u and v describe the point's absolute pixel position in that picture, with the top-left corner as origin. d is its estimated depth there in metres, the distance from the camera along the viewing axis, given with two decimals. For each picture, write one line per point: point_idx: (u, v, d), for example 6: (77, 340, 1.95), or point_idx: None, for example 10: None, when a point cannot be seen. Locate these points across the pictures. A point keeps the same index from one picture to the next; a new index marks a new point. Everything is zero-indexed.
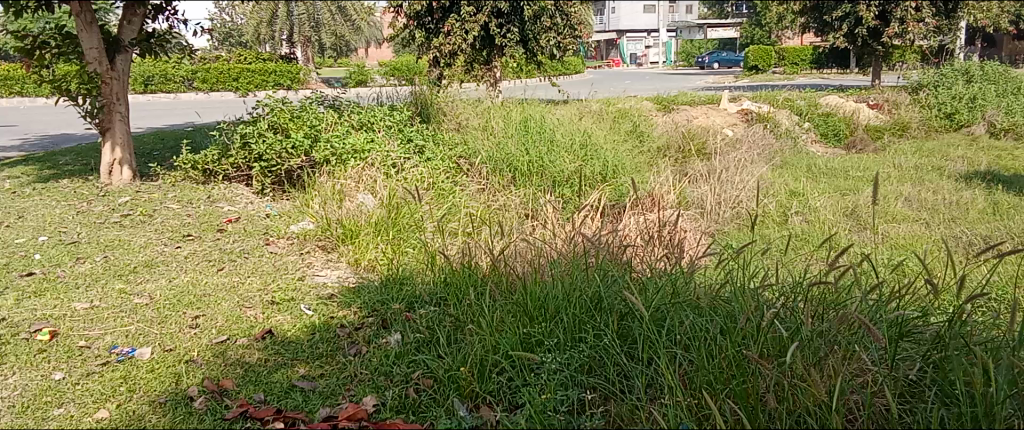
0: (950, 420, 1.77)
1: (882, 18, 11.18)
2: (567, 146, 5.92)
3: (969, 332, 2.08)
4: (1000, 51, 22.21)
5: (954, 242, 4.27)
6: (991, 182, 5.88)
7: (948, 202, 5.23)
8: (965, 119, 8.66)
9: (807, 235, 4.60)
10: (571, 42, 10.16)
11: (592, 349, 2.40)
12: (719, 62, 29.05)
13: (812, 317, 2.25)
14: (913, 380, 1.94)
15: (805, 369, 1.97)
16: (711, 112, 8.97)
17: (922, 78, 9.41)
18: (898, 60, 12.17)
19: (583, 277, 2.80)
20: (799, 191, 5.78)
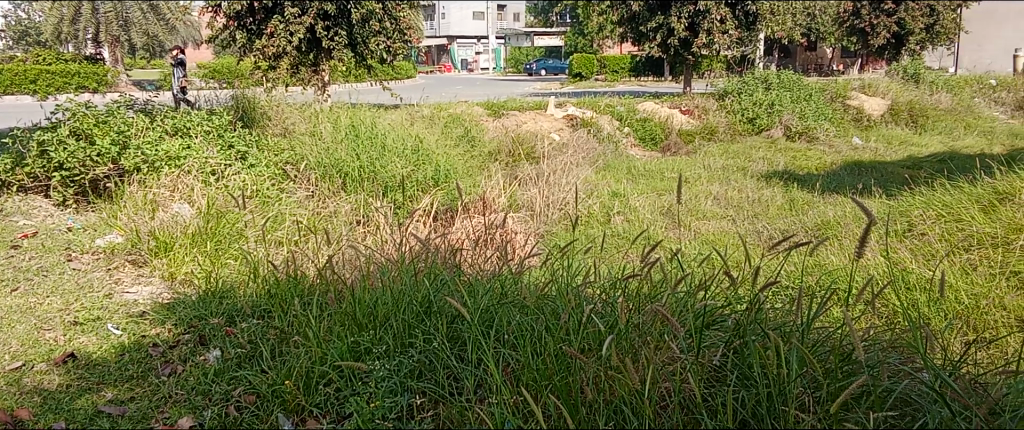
0: (749, 401, 1.91)
1: (691, 29, 11.97)
2: (397, 150, 5.88)
3: (764, 318, 2.26)
4: (795, 61, 24.37)
5: (756, 236, 4.64)
6: (787, 181, 6.43)
7: (751, 200, 5.67)
8: (764, 123, 9.43)
9: (628, 234, 4.82)
10: (401, 47, 10.10)
11: (422, 354, 2.39)
12: (546, 68, 29.95)
13: (629, 311, 2.36)
14: (718, 366, 2.08)
15: (621, 361, 2.06)
16: (538, 117, 9.23)
17: (727, 86, 10.16)
18: (707, 69, 13.07)
19: (412, 282, 2.78)
20: (620, 192, 6.06)
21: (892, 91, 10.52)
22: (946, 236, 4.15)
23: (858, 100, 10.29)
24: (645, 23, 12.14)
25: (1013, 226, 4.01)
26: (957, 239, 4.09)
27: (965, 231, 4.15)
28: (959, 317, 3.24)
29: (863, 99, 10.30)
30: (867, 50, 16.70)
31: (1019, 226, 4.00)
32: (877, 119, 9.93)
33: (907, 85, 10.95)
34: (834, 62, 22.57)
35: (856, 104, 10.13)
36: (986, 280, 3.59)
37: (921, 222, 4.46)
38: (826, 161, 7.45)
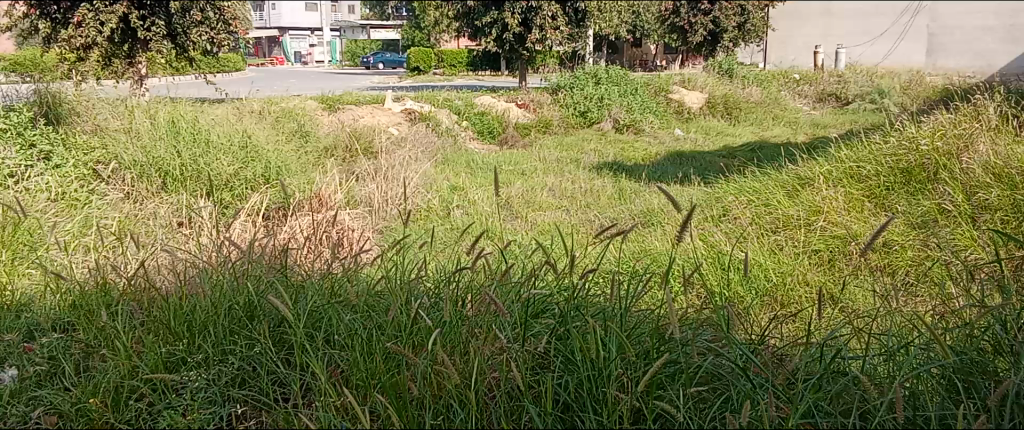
0: (571, 387, 1.98)
1: (524, 25, 12.22)
2: (224, 147, 5.61)
3: (587, 305, 2.34)
4: (622, 57, 25.38)
5: (589, 225, 4.80)
6: (617, 172, 6.70)
7: (583, 191, 5.87)
8: (595, 116, 9.78)
9: (466, 226, 4.84)
10: (227, 38, 9.61)
11: (244, 359, 2.28)
12: (383, 62, 29.64)
13: (459, 305, 2.37)
14: (544, 354, 2.13)
15: (448, 357, 2.07)
16: (375, 111, 9.09)
17: (560, 81, 10.46)
18: (540, 63, 13.39)
19: (233, 285, 2.65)
20: (459, 186, 6.08)
21: (709, 86, 11.21)
22: (756, 219, 4.48)
23: (679, 94, 10.89)
24: (479, 18, 12.23)
25: (813, 209, 4.39)
26: (766, 222, 4.42)
27: (772, 214, 4.49)
28: (768, 294, 3.51)
29: (684, 93, 10.91)
30: (686, 47, 17.73)
31: (818, 208, 4.38)
32: (696, 111, 10.54)
33: (722, 79, 11.71)
34: (658, 58, 23.79)
35: (678, 98, 10.70)
36: (790, 259, 3.90)
37: (734, 206, 4.78)
38: (652, 152, 7.83)
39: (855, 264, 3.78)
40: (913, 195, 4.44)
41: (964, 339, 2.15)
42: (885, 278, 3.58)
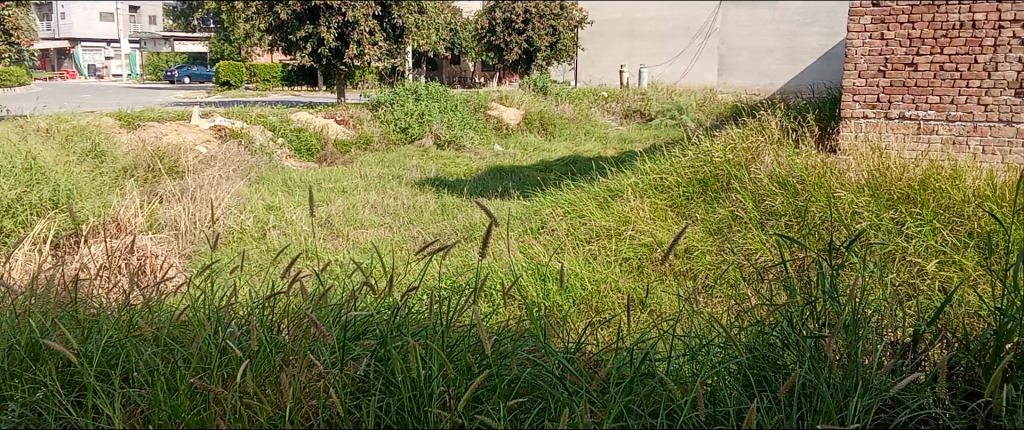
0: (392, 410, 1.94)
1: (341, 40, 12.02)
2: (4, 170, 5.06)
3: (408, 324, 2.31)
4: (441, 73, 25.52)
5: (412, 242, 4.77)
6: (439, 187, 6.71)
7: (406, 207, 5.83)
8: (415, 132, 9.76)
9: (283, 247, 4.66)
10: (6, 49, 8.71)
11: (27, 405, 2.06)
12: (190, 76, 28.01)
13: (272, 331, 2.27)
14: (363, 376, 2.08)
15: (260, 389, 1.97)
16: (181, 128, 8.57)
17: (379, 97, 10.37)
18: (358, 79, 13.21)
19: (12, 324, 2.38)
20: (275, 205, 5.85)
21: (525, 102, 11.54)
22: (571, 230, 4.64)
23: (498, 110, 11.11)
24: (293, 32, 11.84)
25: (623, 218, 4.61)
26: (580, 233, 4.59)
27: (585, 225, 4.68)
28: (584, 302, 3.65)
29: (501, 109, 11.14)
30: (502, 65, 18.14)
31: (627, 218, 4.61)
32: (514, 127, 10.78)
33: (537, 96, 12.09)
34: (477, 75, 24.15)
35: (496, 114, 10.90)
36: (603, 267, 4.07)
37: (551, 218, 4.93)
38: (473, 167, 7.92)
39: (661, 270, 4.00)
40: (709, 203, 4.79)
41: (757, 336, 2.32)
42: (689, 281, 3.83)
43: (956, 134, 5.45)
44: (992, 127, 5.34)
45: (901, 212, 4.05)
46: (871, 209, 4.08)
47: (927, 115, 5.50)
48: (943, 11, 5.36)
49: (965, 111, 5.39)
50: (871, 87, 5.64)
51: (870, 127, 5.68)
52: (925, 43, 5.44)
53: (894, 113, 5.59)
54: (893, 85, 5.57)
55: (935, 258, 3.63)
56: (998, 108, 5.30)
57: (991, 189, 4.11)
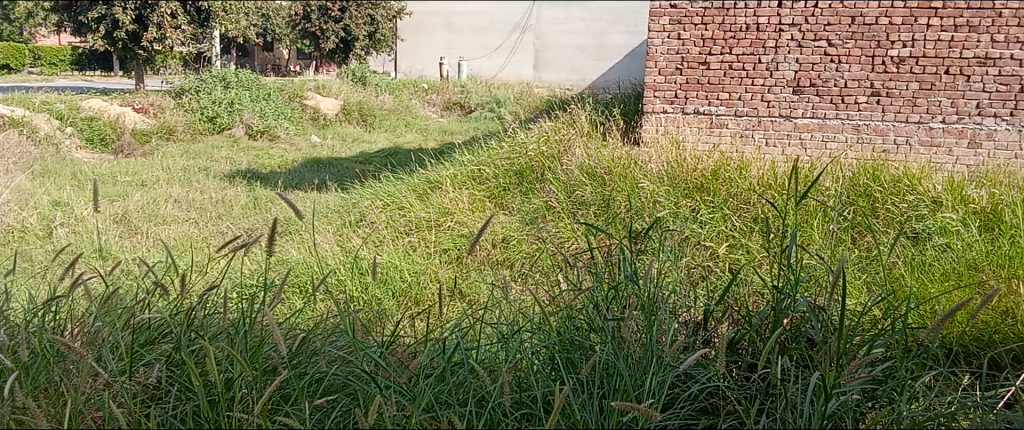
0: (189, 416, 1.83)
1: (139, 21, 11.18)
2: None
3: (208, 325, 2.19)
4: None
5: (220, 238, 4.53)
6: (251, 180, 6.42)
7: (214, 201, 5.53)
8: (225, 122, 9.25)
9: (71, 246, 4.27)
10: None
11: None
12: None
13: (53, 340, 2.07)
14: (157, 383, 1.95)
15: (35, 405, 1.79)
16: None
17: (183, 83, 9.76)
18: (160, 65, 12.35)
19: None
20: (63, 201, 5.34)
21: (342, 93, 11.28)
22: (389, 222, 4.59)
23: (314, 100, 10.76)
24: (84, 13, 10.87)
25: (442, 210, 4.63)
26: (399, 225, 4.55)
27: (404, 217, 4.65)
28: (403, 295, 3.61)
29: (318, 99, 10.83)
30: (318, 54, 17.59)
31: (446, 209, 4.63)
32: (331, 117, 10.50)
33: (355, 87, 11.85)
34: None
35: (313, 104, 10.57)
36: (423, 259, 4.05)
37: (370, 211, 4.84)
38: (288, 159, 7.64)
39: (479, 260, 4.04)
40: (525, 193, 4.91)
41: (564, 321, 2.41)
42: (506, 271, 3.89)
43: (744, 128, 5.92)
44: (773, 122, 5.84)
45: (697, 200, 4.35)
46: (671, 197, 4.36)
47: (718, 110, 5.96)
48: (732, 14, 5.79)
49: (751, 106, 5.87)
50: (670, 84, 6.03)
51: (669, 121, 6.09)
52: (717, 44, 5.86)
53: (690, 108, 6.02)
54: (688, 82, 5.98)
55: (726, 243, 3.93)
56: (778, 104, 5.80)
57: (773, 178, 4.51)
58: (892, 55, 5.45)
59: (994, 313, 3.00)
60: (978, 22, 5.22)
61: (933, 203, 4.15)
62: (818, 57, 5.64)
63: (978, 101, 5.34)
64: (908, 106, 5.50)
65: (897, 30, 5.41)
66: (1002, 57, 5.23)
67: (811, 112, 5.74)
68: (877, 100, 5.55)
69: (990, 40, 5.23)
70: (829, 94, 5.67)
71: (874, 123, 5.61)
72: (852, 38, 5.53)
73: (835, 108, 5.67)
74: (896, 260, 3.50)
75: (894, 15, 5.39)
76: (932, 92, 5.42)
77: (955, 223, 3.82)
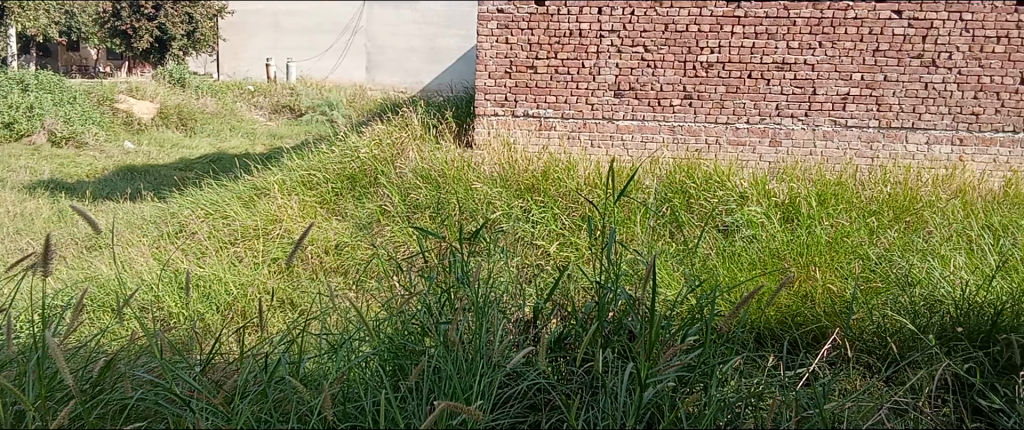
0: None
1: None
2: None
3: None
4: None
5: (16, 256, 4.12)
6: (54, 191, 5.90)
7: (10, 215, 5.04)
8: (24, 128, 8.28)
9: None
10: None
11: None
12: None
13: None
14: None
15: None
16: None
17: None
18: None
19: None
20: None
21: (160, 96, 10.60)
22: (213, 232, 4.36)
23: (127, 103, 10.02)
24: None
25: (270, 217, 4.46)
26: (223, 234, 4.33)
27: (229, 226, 4.43)
28: (229, 309, 3.44)
29: (132, 102, 10.08)
30: None
31: (275, 217, 4.47)
32: (148, 122, 9.83)
33: (173, 89, 11.14)
34: None
35: (126, 108, 9.85)
36: (250, 269, 3.88)
37: (191, 221, 4.57)
38: (97, 167, 7.08)
39: (310, 268, 3.92)
40: (357, 198, 4.82)
41: (394, 327, 2.38)
42: (338, 278, 3.80)
43: (570, 130, 6.15)
44: (598, 124, 6.10)
45: (528, 200, 4.44)
46: (503, 198, 4.43)
47: (546, 113, 6.14)
48: (556, 20, 5.95)
49: (576, 109, 6.09)
50: (500, 87, 6.14)
51: (500, 124, 6.20)
52: (543, 48, 6.01)
53: (520, 111, 6.16)
54: (517, 86, 6.12)
55: (557, 240, 4.02)
56: (601, 107, 6.06)
57: (598, 178, 4.69)
58: (702, 60, 5.84)
59: (795, 296, 3.27)
60: (776, 30, 5.69)
61: (740, 198, 4.47)
62: (636, 62, 5.92)
63: (777, 104, 5.84)
64: (717, 108, 5.92)
65: (706, 36, 5.79)
66: (796, 63, 5.72)
67: (631, 115, 6.04)
68: (690, 102, 5.94)
69: (785, 47, 5.71)
70: (647, 97, 5.98)
71: (687, 124, 6.00)
72: (666, 44, 5.85)
73: (653, 111, 6.00)
74: (709, 253, 3.74)
75: (703, 23, 5.76)
76: (738, 95, 5.86)
77: (759, 216, 4.14)
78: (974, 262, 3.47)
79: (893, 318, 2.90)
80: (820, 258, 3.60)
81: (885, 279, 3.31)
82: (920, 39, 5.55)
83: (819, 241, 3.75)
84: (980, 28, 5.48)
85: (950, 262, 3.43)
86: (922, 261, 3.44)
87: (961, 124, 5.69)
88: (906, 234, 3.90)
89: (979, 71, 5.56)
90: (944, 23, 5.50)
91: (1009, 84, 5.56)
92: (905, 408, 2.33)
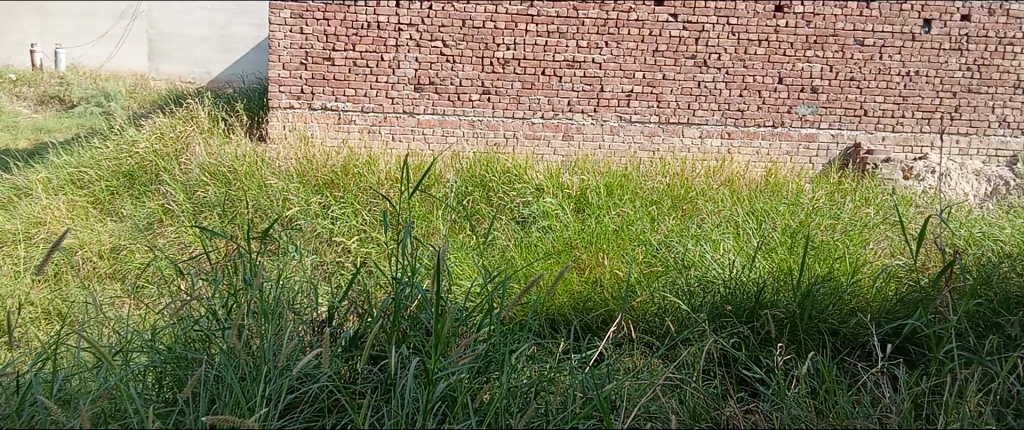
0: None
1: None
2: None
3: None
4: None
5: None
6: None
7: None
8: None
9: None
10: None
11: None
12: None
13: None
14: None
15: None
16: None
17: None
18: None
19: None
20: None
21: None
22: None
23: None
24: None
25: (33, 221, 4.04)
26: None
27: None
28: None
29: None
30: None
31: (38, 220, 4.05)
32: None
33: None
34: None
35: None
36: (8, 278, 3.49)
37: None
38: None
39: (82, 275, 3.59)
40: (137, 197, 4.48)
41: (171, 335, 2.22)
42: (114, 284, 3.51)
43: (370, 124, 6.10)
44: (398, 118, 6.10)
45: (326, 196, 4.32)
46: (300, 194, 4.28)
47: (345, 106, 6.04)
48: (352, 11, 5.82)
49: (376, 103, 6.05)
50: (295, 79, 5.94)
51: (296, 117, 6.01)
52: (339, 40, 5.88)
53: (317, 104, 6.01)
54: (313, 78, 5.95)
55: (357, 236, 3.94)
56: (401, 101, 6.05)
57: (397, 173, 4.67)
58: (498, 56, 5.98)
59: (586, 284, 3.43)
60: (567, 29, 5.94)
61: (537, 190, 4.63)
62: (435, 57, 5.96)
63: (568, 100, 6.12)
64: (513, 104, 6.11)
65: (501, 33, 5.93)
66: (585, 61, 6.02)
67: (431, 109, 6.09)
68: (488, 98, 6.08)
69: (575, 46, 5.98)
70: (447, 92, 6.06)
71: (486, 119, 6.14)
72: (463, 39, 5.93)
73: (452, 105, 6.09)
74: (506, 246, 3.85)
75: (498, 20, 5.89)
76: (532, 91, 6.08)
77: (554, 207, 4.30)
78: (740, 244, 3.81)
79: (672, 300, 3.12)
80: (608, 247, 3.81)
81: (664, 263, 3.55)
82: (694, 41, 6.01)
83: (607, 230, 3.96)
84: (744, 31, 6.01)
85: (720, 246, 3.74)
86: (696, 246, 3.73)
87: (729, 120, 6.25)
88: (683, 221, 4.20)
89: (743, 72, 6.11)
90: (714, 27, 5.98)
91: (768, 83, 6.16)
92: (678, 385, 2.51)
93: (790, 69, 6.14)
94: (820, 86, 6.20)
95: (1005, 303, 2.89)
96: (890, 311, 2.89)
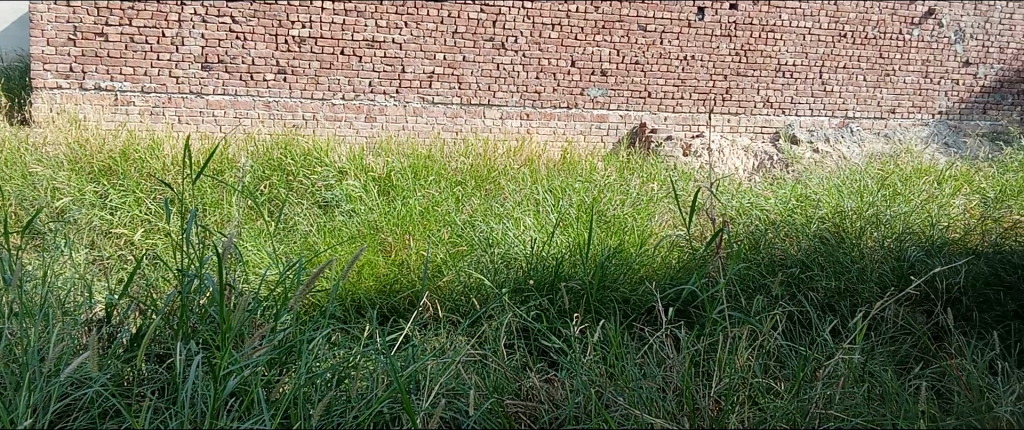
0: None
1: None
2: None
3: None
4: None
5: None
6: None
7: None
8: None
9: None
10: None
11: None
12: None
13: None
14: None
15: None
16: None
17: None
18: None
19: None
20: None
21: None
22: None
23: None
24: None
25: None
26: None
27: None
28: None
29: None
30: None
31: None
32: None
33: None
34: None
35: None
36: None
37: None
38: None
39: None
40: None
41: None
42: None
43: (152, 105, 5.67)
44: (185, 99, 5.72)
45: (103, 184, 3.97)
46: (73, 183, 3.91)
47: (123, 86, 5.58)
48: None
49: (158, 82, 5.64)
50: (61, 56, 5.43)
51: (64, 97, 5.47)
52: (113, 14, 5.46)
53: (89, 83, 5.52)
54: (84, 56, 5.47)
55: (140, 227, 3.65)
56: (187, 80, 5.69)
57: (186, 157, 4.40)
58: (293, 35, 5.81)
59: (390, 266, 3.41)
60: (364, 9, 5.88)
61: (339, 173, 4.53)
62: (223, 34, 5.68)
63: (369, 80, 6.05)
64: (312, 84, 5.94)
65: (296, 10, 5.77)
66: (385, 41, 5.99)
67: (222, 89, 5.78)
68: (284, 77, 5.87)
69: (374, 26, 5.93)
70: (238, 71, 5.78)
71: (283, 100, 5.92)
72: (255, 16, 5.70)
73: (245, 86, 5.82)
74: (306, 231, 3.74)
75: None
76: (331, 71, 5.95)
77: (357, 190, 4.24)
78: (539, 221, 3.95)
79: (474, 278, 3.17)
80: (413, 228, 3.81)
81: (468, 243, 3.61)
82: (491, 24, 6.16)
83: (411, 212, 3.96)
84: (538, 15, 6.24)
85: (521, 223, 3.85)
86: (497, 224, 3.82)
87: (527, 101, 6.45)
88: (486, 201, 4.28)
89: (538, 54, 6.34)
90: (509, 10, 6.17)
91: (562, 66, 6.42)
92: (481, 361, 2.56)
93: (581, 53, 6.44)
94: (609, 68, 6.54)
95: (770, 265, 3.20)
96: (674, 278, 3.12)
